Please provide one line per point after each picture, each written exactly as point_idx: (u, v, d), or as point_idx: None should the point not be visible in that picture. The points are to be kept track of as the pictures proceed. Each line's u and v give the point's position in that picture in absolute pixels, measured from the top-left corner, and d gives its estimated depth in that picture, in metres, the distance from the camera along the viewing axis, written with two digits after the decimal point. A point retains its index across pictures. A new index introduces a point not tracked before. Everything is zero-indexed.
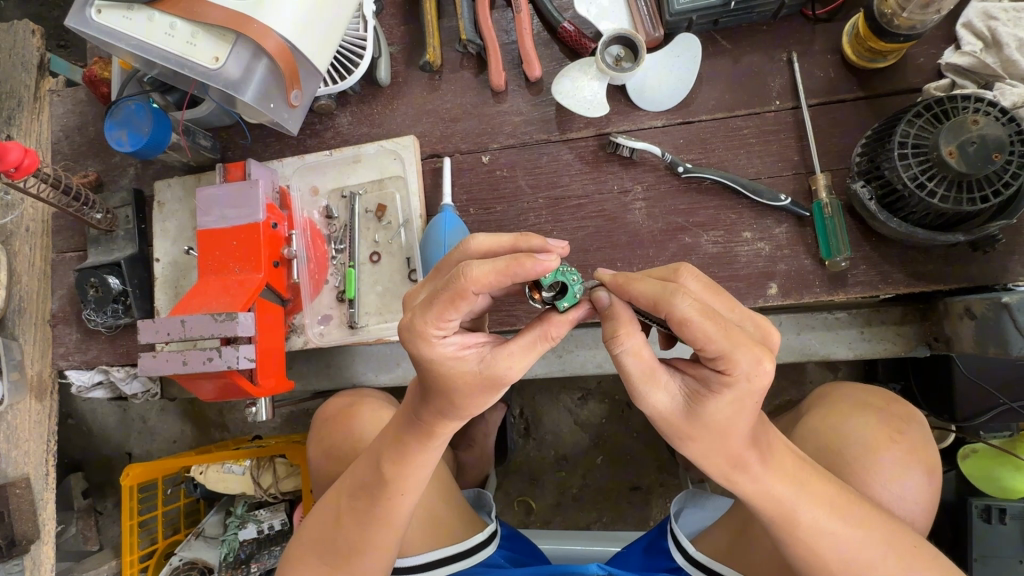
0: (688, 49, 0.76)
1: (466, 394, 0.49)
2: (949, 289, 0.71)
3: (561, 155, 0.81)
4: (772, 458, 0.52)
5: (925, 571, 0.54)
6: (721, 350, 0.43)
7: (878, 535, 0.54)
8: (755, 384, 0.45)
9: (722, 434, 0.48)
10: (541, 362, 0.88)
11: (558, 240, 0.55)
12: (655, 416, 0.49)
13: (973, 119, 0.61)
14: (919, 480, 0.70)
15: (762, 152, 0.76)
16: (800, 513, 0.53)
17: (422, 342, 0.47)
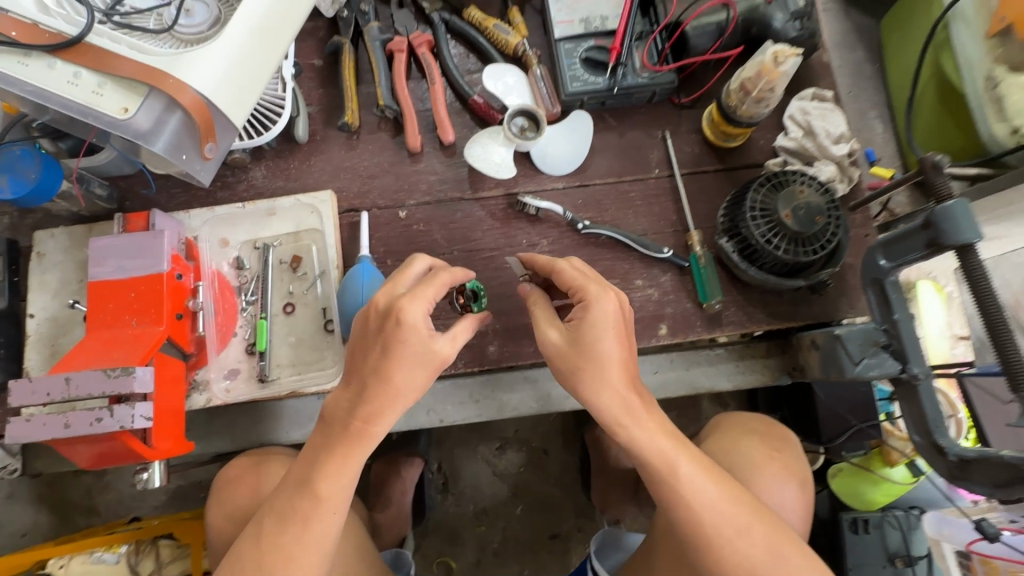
0: (580, 124, 0.89)
1: (415, 369, 0.55)
2: (799, 326, 0.85)
3: (474, 211, 0.88)
4: (649, 417, 0.62)
5: (797, 552, 0.60)
6: (578, 285, 0.64)
7: (750, 517, 0.61)
8: (615, 317, 0.62)
9: (595, 372, 0.61)
10: (459, 408, 0.88)
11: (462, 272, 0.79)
12: (548, 354, 0.64)
13: (799, 191, 0.78)
14: (797, 495, 0.80)
15: (646, 212, 0.88)
16: (677, 469, 0.61)
17: (419, 304, 0.55)
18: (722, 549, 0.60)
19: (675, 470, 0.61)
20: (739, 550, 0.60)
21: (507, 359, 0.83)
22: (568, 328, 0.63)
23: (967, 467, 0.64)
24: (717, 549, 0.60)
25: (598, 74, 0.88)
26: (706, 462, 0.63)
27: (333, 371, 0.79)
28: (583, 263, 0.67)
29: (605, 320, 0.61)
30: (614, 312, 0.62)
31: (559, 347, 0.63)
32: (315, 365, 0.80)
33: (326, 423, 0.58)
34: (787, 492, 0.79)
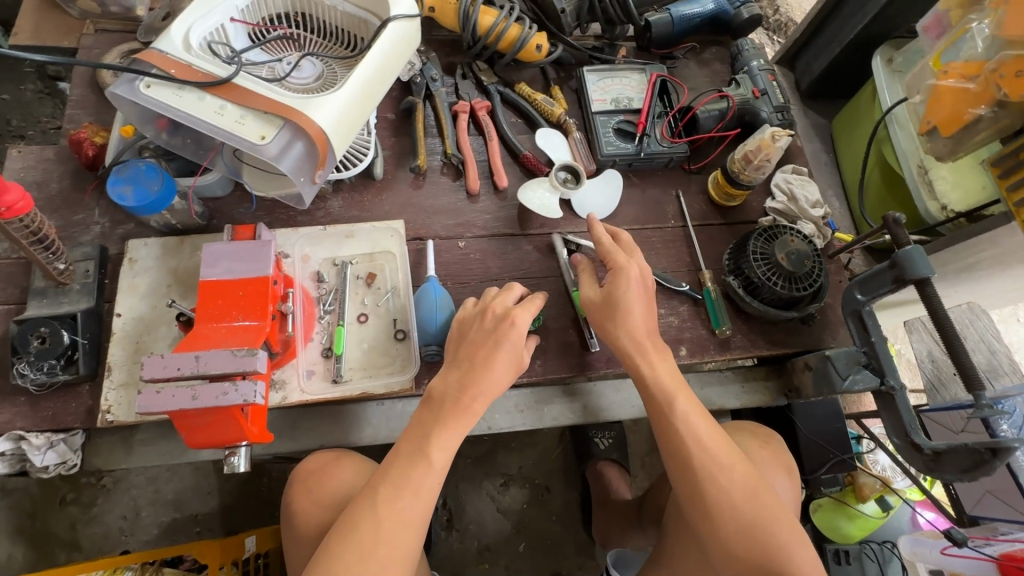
0: (611, 180, 1.05)
1: (508, 365, 0.76)
2: (793, 352, 1.02)
3: (522, 245, 1.03)
4: (662, 361, 0.84)
5: (761, 485, 0.77)
6: (611, 256, 0.88)
7: (730, 455, 0.78)
8: (642, 279, 0.87)
9: (620, 318, 0.85)
10: (505, 417, 0.97)
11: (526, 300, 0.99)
12: (588, 305, 0.88)
13: (790, 240, 0.98)
14: (789, 485, 0.94)
15: (665, 254, 1.06)
16: (674, 404, 0.81)
17: (528, 314, 0.78)
18: (699, 464, 0.77)
19: (672, 405, 0.81)
20: (718, 478, 0.76)
21: (551, 372, 0.95)
22: (604, 290, 0.88)
23: (939, 459, 0.79)
24: (696, 465, 0.77)
25: (627, 142, 1.08)
26: (699, 409, 0.82)
27: (401, 375, 0.88)
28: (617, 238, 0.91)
29: (637, 279, 0.87)
30: (638, 275, 0.86)
31: (595, 302, 0.88)
32: (383, 369, 0.89)
33: (432, 408, 0.74)
34: (781, 480, 0.93)
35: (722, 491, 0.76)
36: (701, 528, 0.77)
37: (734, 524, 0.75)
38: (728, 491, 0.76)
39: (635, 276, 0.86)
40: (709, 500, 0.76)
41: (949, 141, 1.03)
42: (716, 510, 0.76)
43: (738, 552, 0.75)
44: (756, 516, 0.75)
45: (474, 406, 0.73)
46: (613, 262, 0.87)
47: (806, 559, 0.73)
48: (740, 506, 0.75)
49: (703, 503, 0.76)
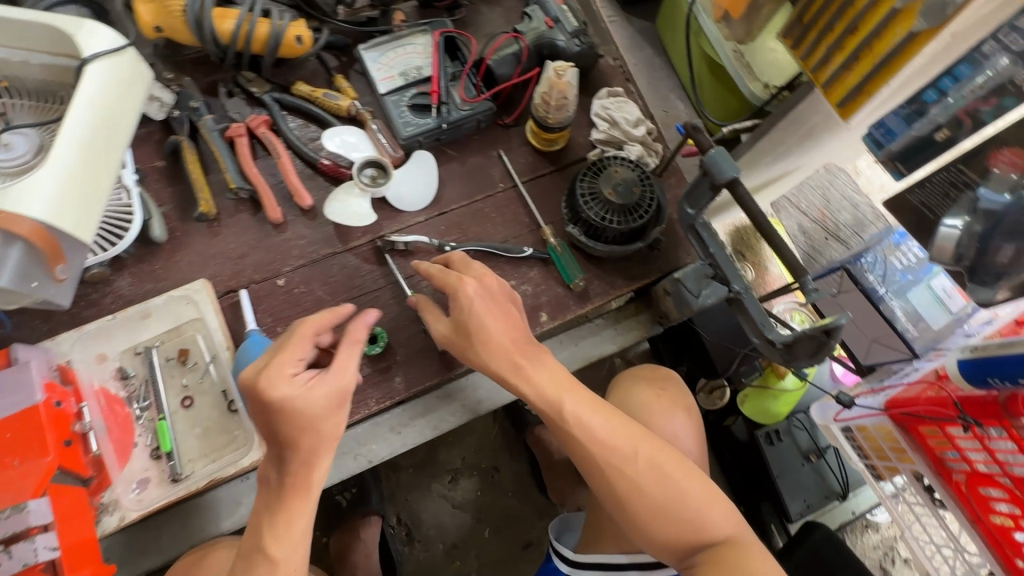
0: (425, 160, 0.99)
1: (325, 415, 0.64)
2: (653, 280, 0.99)
3: (348, 261, 0.95)
4: (541, 367, 0.79)
5: (668, 461, 0.77)
6: (443, 282, 0.79)
7: (631, 441, 0.77)
8: (494, 291, 0.79)
9: (479, 344, 0.77)
10: (385, 445, 0.91)
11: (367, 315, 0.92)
12: (444, 343, 0.80)
13: (614, 171, 0.94)
14: (684, 421, 0.93)
15: (502, 222, 1.00)
16: (564, 409, 0.77)
17: (280, 383, 0.62)
18: (602, 464, 0.76)
19: (562, 411, 0.77)
20: (625, 469, 0.75)
21: (414, 385, 0.89)
22: (452, 319, 0.79)
23: (792, 349, 0.80)
24: (601, 465, 0.76)
25: (426, 115, 0.99)
26: (594, 404, 0.79)
27: (246, 448, 0.80)
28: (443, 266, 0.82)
29: (489, 291, 0.79)
30: (478, 293, 0.77)
31: (448, 336, 0.79)
32: (226, 448, 0.81)
33: (263, 486, 0.67)
34: (676, 422, 0.92)
35: (631, 483, 0.75)
36: (621, 521, 0.77)
37: (650, 509, 0.74)
38: (636, 480, 0.75)
39: (480, 291, 0.78)
40: (621, 494, 0.75)
41: (742, 23, 1.00)
42: (629, 500, 0.75)
43: (660, 534, 0.75)
44: (667, 497, 0.75)
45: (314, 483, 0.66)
46: (449, 288, 0.78)
47: (720, 517, 0.76)
48: (651, 491, 0.75)
49: (617, 497, 0.76)
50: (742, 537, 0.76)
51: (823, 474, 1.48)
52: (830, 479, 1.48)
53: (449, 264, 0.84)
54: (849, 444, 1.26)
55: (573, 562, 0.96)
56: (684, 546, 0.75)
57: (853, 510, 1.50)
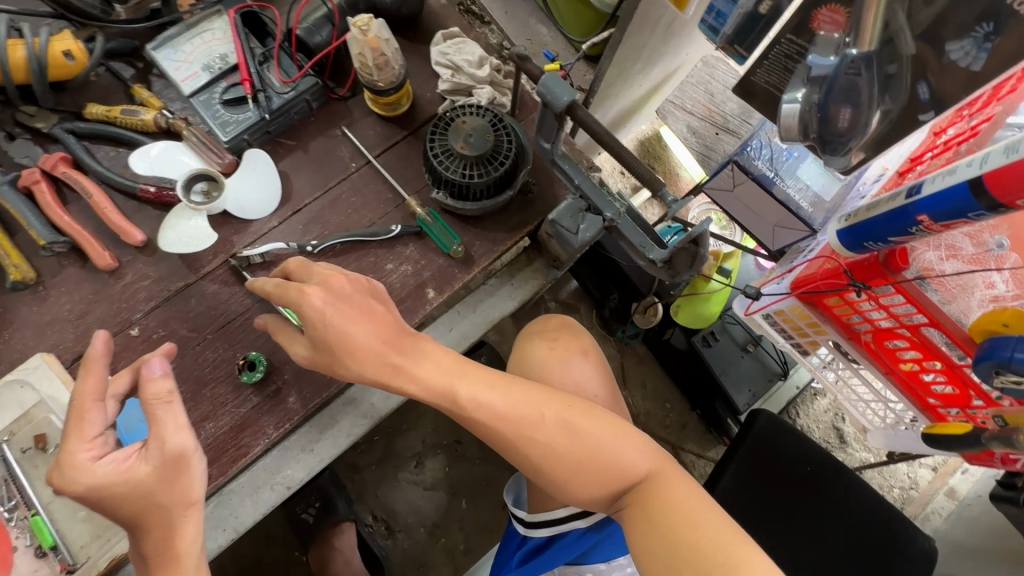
0: (259, 160, 0.89)
1: (164, 486, 0.61)
2: (534, 226, 0.94)
3: (205, 289, 0.86)
4: (424, 359, 0.75)
5: (574, 416, 0.76)
6: (286, 299, 0.71)
7: (535, 407, 0.76)
8: (347, 293, 0.72)
9: (346, 354, 0.71)
10: (301, 467, 0.86)
11: (240, 338, 0.85)
12: (310, 364, 0.75)
13: (462, 121, 0.87)
14: (587, 363, 0.94)
15: (364, 205, 0.92)
16: (458, 395, 0.75)
17: (83, 475, 0.59)
18: (510, 436, 0.75)
19: (457, 398, 0.75)
20: (533, 436, 0.75)
21: (311, 400, 0.84)
22: (308, 338, 0.73)
23: (672, 264, 0.79)
24: (511, 438, 0.75)
25: (244, 109, 0.89)
26: (489, 380, 0.76)
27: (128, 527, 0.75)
28: (276, 285, 0.73)
29: (339, 294, 0.72)
30: (325, 301, 0.70)
31: (311, 356, 0.74)
32: (115, 526, 0.75)
33: (144, 568, 0.63)
34: (578, 367, 0.93)
35: (542, 447, 0.75)
36: (542, 482, 0.78)
37: (566, 467, 0.75)
38: (547, 444, 0.75)
39: (329, 297, 0.71)
40: (536, 460, 0.76)
41: None
42: (545, 464, 0.75)
43: (584, 487, 0.76)
44: (581, 451, 0.75)
45: (184, 551, 0.62)
46: (291, 305, 0.71)
47: (637, 455, 0.77)
48: (564, 450, 0.75)
49: (534, 464, 0.76)
50: (661, 468, 0.77)
51: (762, 360, 1.53)
52: (770, 362, 1.52)
53: (289, 275, 0.76)
54: (772, 326, 1.28)
55: (528, 523, 0.96)
56: (607, 492, 0.76)
57: (796, 385, 1.58)
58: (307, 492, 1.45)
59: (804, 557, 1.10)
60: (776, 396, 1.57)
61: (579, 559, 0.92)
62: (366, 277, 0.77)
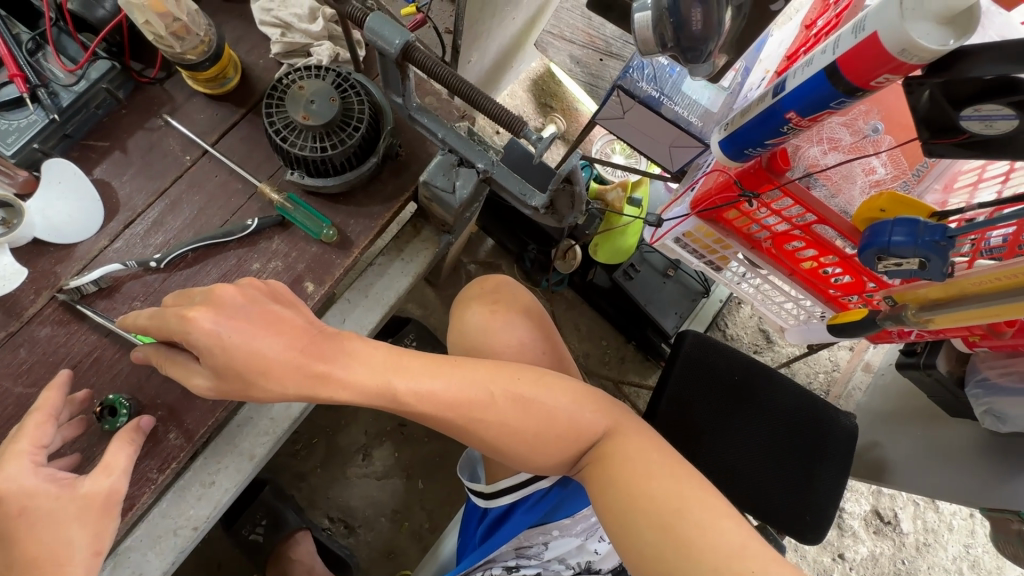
0: (65, 171, 0.75)
1: (71, 527, 0.62)
2: (411, 193, 0.85)
3: (35, 334, 0.73)
4: (351, 362, 0.66)
5: (526, 387, 0.72)
6: (169, 331, 0.59)
7: (482, 387, 0.70)
8: (242, 306, 0.60)
9: (250, 379, 0.61)
10: (203, 504, 0.78)
11: (91, 380, 0.73)
12: (218, 395, 0.62)
13: (299, 87, 0.76)
14: (530, 323, 0.86)
15: (210, 201, 0.80)
16: (397, 390, 0.67)
17: (16, 471, 0.61)
18: (458, 423, 0.70)
19: (395, 393, 0.67)
20: (486, 417, 0.70)
21: (196, 431, 0.74)
22: (207, 367, 0.60)
23: (556, 208, 0.75)
24: (464, 423, 0.70)
25: (26, 111, 0.74)
26: (424, 367, 0.69)
27: None
28: (149, 321, 0.61)
29: (231, 310, 0.60)
30: (217, 325, 0.58)
31: (217, 386, 0.62)
32: None
33: None
34: (523, 329, 0.85)
35: (496, 426, 0.70)
36: (501, 458, 0.74)
37: (524, 438, 0.71)
38: (500, 420, 0.70)
39: (221, 318, 0.59)
40: (491, 440, 0.71)
41: None
42: (499, 441, 0.71)
43: (544, 454, 0.73)
44: (539, 420, 0.72)
45: None
46: (177, 335, 0.59)
47: (592, 414, 0.75)
48: (518, 423, 0.71)
49: (488, 443, 0.72)
50: (619, 423, 0.76)
51: (684, 281, 1.55)
52: (691, 282, 1.55)
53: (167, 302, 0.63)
54: (685, 249, 1.27)
55: (488, 495, 0.90)
56: (565, 455, 0.74)
57: (718, 299, 1.62)
58: (251, 512, 1.36)
59: (741, 461, 1.15)
60: (702, 314, 1.60)
61: (544, 518, 0.88)
62: (262, 281, 0.65)
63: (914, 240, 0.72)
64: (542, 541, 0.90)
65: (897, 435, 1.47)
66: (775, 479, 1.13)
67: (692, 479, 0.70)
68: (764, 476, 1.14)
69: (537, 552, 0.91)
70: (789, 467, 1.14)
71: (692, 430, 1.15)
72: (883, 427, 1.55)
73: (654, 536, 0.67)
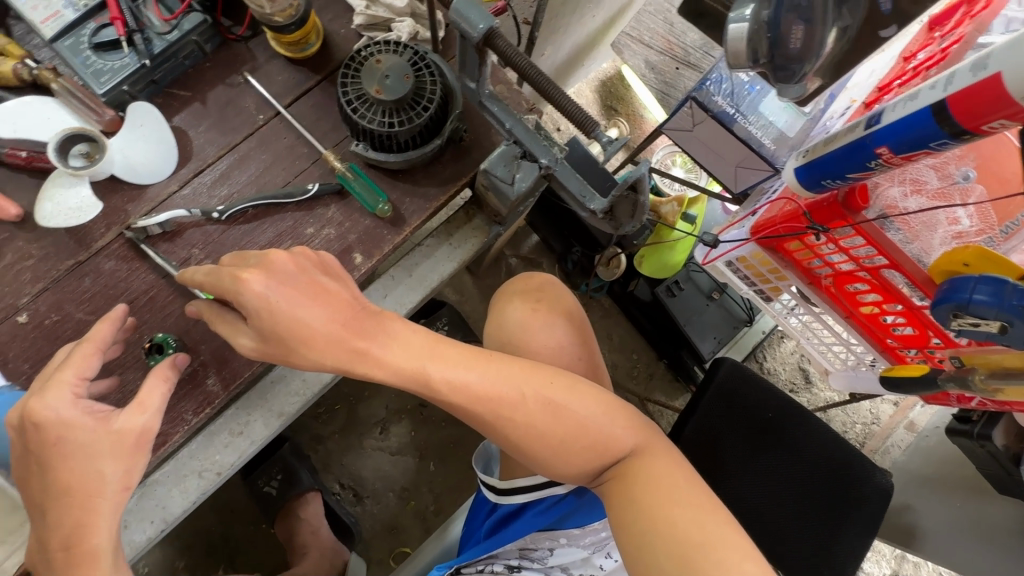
0: (147, 114, 0.78)
1: (103, 463, 0.62)
2: (469, 179, 0.85)
3: (100, 266, 0.77)
4: (390, 342, 0.66)
5: (557, 394, 0.70)
6: (222, 288, 0.61)
7: (514, 386, 0.69)
8: (291, 274, 0.61)
9: (295, 344, 0.62)
10: (230, 451, 0.81)
11: (142, 317, 0.76)
12: (259, 357, 0.64)
13: (376, 61, 0.76)
14: (570, 328, 0.85)
15: (276, 162, 0.82)
16: (430, 377, 0.67)
17: (56, 399, 0.62)
18: (485, 418, 0.69)
19: (429, 378, 0.67)
20: (514, 416, 0.69)
21: (233, 381, 0.76)
22: (253, 329, 0.61)
23: (615, 215, 0.74)
24: (491, 419, 0.69)
25: (120, 53, 0.77)
26: (459, 358, 0.69)
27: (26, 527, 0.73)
28: (204, 277, 0.62)
29: (282, 276, 0.61)
30: (266, 288, 0.59)
31: (259, 348, 0.63)
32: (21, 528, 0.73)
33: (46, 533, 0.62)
34: (562, 332, 0.83)
35: (523, 428, 0.69)
36: (524, 459, 0.73)
37: (549, 444, 0.70)
38: (527, 423, 0.69)
39: (272, 282, 0.60)
40: (516, 441, 0.70)
41: None
42: (524, 443, 0.70)
43: (567, 463, 0.72)
44: (567, 428, 0.70)
45: (98, 538, 0.62)
46: (229, 294, 0.60)
47: (622, 430, 0.73)
48: (545, 429, 0.70)
49: (512, 443, 0.71)
50: (648, 444, 0.73)
51: (728, 307, 1.50)
52: (735, 309, 1.50)
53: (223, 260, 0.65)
54: (737, 275, 1.23)
55: (501, 490, 0.89)
56: (588, 467, 0.72)
57: (761, 330, 1.56)
58: (268, 466, 1.41)
59: (763, 502, 1.10)
60: (741, 343, 1.55)
61: (554, 525, 0.86)
62: (313, 251, 0.66)
63: (999, 302, 0.66)
64: (547, 546, 0.89)
65: (934, 501, 1.39)
66: (797, 527, 1.08)
67: (716, 512, 0.68)
68: (787, 524, 1.09)
69: (541, 556, 0.89)
70: (814, 517, 1.08)
71: (717, 462, 1.11)
72: (918, 490, 1.47)
73: (672, 563, 0.64)
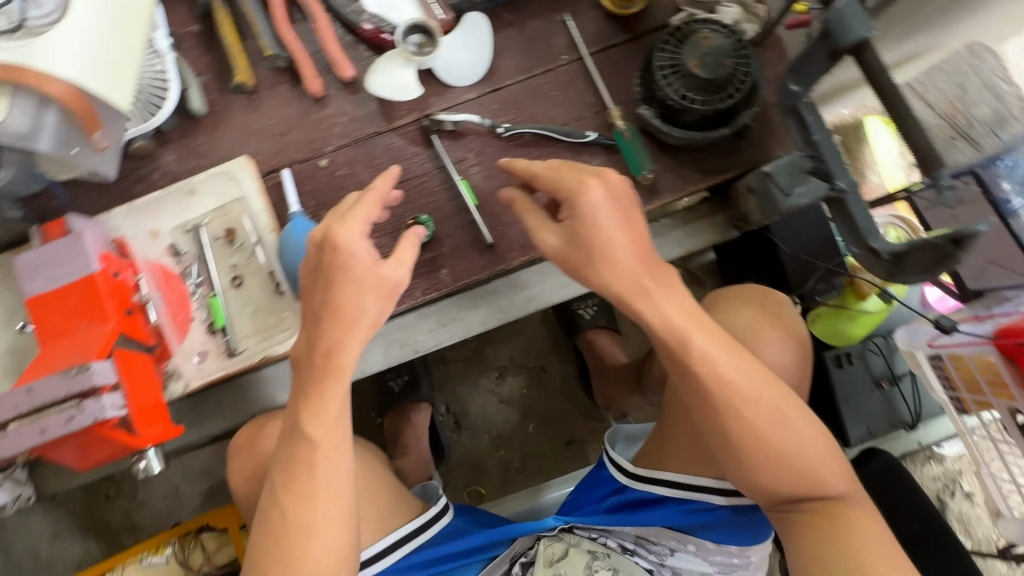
0: (478, 26, 0.86)
1: (368, 299, 0.71)
2: (734, 177, 0.86)
3: (393, 141, 0.87)
4: (668, 294, 0.68)
5: (791, 410, 0.70)
6: (562, 186, 0.67)
7: (758, 385, 0.69)
8: (620, 198, 0.67)
9: (599, 256, 0.67)
10: (432, 336, 0.90)
11: (412, 196, 0.86)
12: (555, 256, 0.70)
13: (703, 36, 0.78)
14: (793, 354, 0.84)
15: (564, 102, 0.87)
16: (690, 343, 0.68)
17: (347, 230, 0.70)
18: (716, 403, 0.69)
19: (688, 344, 0.68)
20: (746, 412, 0.69)
21: (462, 278, 0.84)
22: (566, 228, 0.68)
23: (899, 263, 0.69)
24: (723, 406, 0.69)
25: None
26: (719, 338, 0.70)
27: (286, 330, 0.84)
28: (545, 168, 0.70)
29: (618, 194, 0.67)
30: (602, 199, 0.66)
31: (560, 249, 0.69)
32: (278, 329, 0.84)
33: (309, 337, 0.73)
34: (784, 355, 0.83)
35: (750, 427, 0.69)
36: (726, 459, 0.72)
37: (767, 454, 0.70)
38: (756, 424, 0.69)
39: (609, 198, 0.66)
40: (735, 437, 0.70)
41: None
42: (743, 442, 0.70)
43: (773, 480, 0.71)
44: (791, 446, 0.70)
45: (346, 359, 0.71)
46: (567, 191, 0.67)
47: (836, 472, 0.72)
48: (771, 437, 0.69)
49: (728, 438, 0.70)
50: (853, 496, 0.73)
51: (893, 402, 1.36)
52: (901, 407, 1.36)
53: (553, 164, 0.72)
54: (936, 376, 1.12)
55: (641, 475, 0.90)
56: (789, 493, 0.71)
57: (919, 440, 1.41)
58: None
59: None
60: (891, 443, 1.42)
61: (688, 528, 0.88)
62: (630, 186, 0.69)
63: None
64: (670, 546, 0.89)
65: None
66: None
67: None
68: None
69: (660, 552, 0.90)
70: None
71: None
72: None
73: None
